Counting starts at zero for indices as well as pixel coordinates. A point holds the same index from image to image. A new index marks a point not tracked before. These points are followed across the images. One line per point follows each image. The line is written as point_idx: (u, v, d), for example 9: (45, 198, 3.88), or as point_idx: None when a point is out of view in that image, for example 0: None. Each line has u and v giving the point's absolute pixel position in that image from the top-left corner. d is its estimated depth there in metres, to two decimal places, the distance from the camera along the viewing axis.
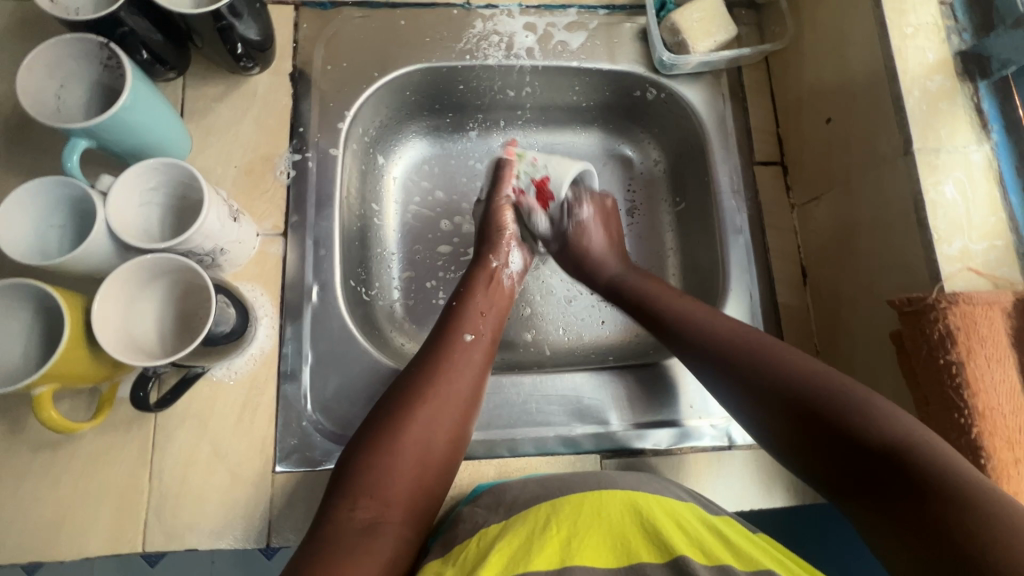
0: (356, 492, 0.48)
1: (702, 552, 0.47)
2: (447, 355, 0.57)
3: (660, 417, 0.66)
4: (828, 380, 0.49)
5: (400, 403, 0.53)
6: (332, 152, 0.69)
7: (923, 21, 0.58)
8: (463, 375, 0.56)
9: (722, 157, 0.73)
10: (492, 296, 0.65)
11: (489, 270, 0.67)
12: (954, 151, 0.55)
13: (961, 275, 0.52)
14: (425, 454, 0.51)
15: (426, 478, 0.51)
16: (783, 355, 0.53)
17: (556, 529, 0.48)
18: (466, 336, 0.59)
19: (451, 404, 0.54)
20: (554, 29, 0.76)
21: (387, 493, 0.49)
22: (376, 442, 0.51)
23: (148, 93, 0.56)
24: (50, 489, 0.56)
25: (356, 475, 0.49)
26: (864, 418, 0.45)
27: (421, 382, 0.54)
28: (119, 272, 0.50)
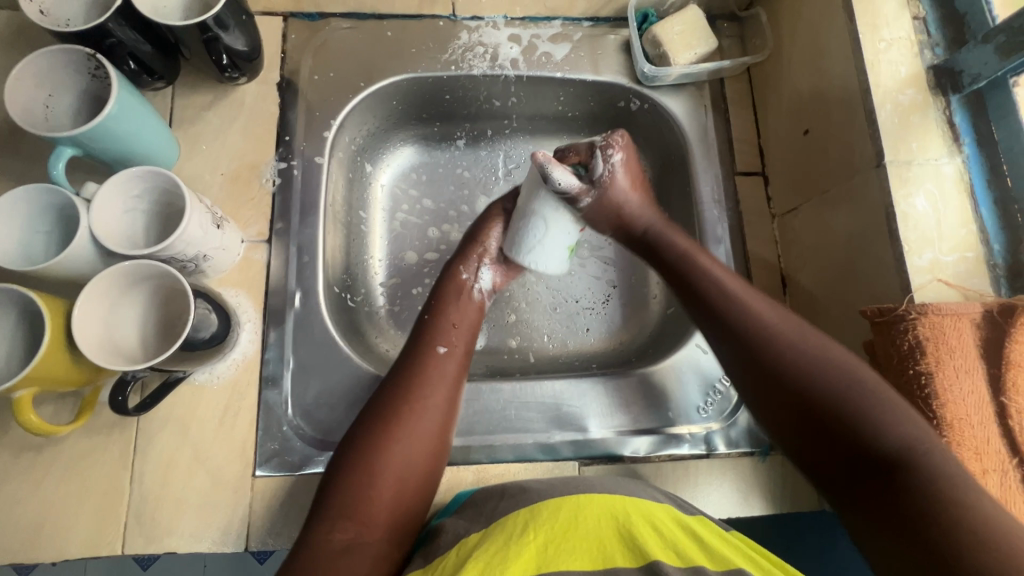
0: (335, 515, 0.49)
1: (675, 553, 0.47)
2: (420, 370, 0.57)
3: (640, 424, 0.66)
4: (845, 368, 0.49)
5: (375, 425, 0.53)
6: (318, 160, 0.70)
7: (896, 36, 0.59)
8: (437, 389, 0.56)
9: (704, 168, 0.74)
10: (468, 307, 0.65)
11: (458, 282, 0.67)
12: (926, 163, 0.55)
13: (931, 286, 0.53)
14: (403, 474, 0.52)
15: (405, 495, 0.52)
16: (796, 339, 0.52)
17: (535, 533, 0.48)
18: (439, 348, 0.60)
19: (426, 421, 0.54)
20: (539, 40, 0.77)
21: (366, 514, 0.49)
22: (352, 464, 0.51)
23: (135, 102, 0.57)
24: (33, 490, 0.57)
25: (335, 497, 0.50)
26: (871, 415, 0.46)
27: (392, 401, 0.54)
28: (97, 280, 0.51)
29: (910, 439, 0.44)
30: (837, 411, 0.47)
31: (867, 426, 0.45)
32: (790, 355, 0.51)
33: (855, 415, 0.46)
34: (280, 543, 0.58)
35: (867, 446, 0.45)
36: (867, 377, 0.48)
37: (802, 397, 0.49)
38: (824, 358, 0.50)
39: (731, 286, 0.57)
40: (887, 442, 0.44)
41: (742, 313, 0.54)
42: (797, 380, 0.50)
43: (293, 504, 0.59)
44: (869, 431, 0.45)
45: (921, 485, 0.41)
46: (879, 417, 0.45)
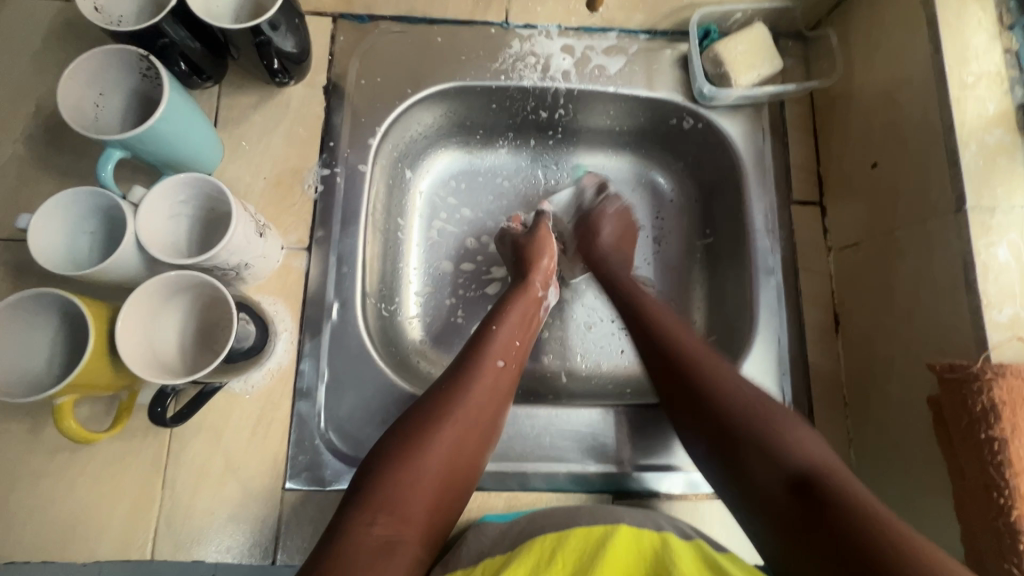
0: (376, 507, 0.46)
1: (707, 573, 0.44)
2: (476, 378, 0.55)
3: (665, 459, 0.64)
4: (766, 399, 0.51)
5: (423, 422, 0.51)
6: (361, 168, 0.69)
7: (986, 70, 0.55)
8: (490, 402, 0.55)
9: (757, 193, 0.72)
10: (528, 321, 0.64)
11: (532, 296, 0.66)
12: (1011, 211, 0.52)
13: (1010, 345, 0.49)
14: (446, 476, 0.50)
15: (444, 498, 0.50)
16: (718, 376, 0.53)
17: (562, 561, 0.45)
18: (497, 362, 0.58)
19: (476, 430, 0.53)
20: (592, 52, 0.74)
21: (406, 512, 0.47)
22: (399, 461, 0.49)
23: (183, 104, 0.56)
24: (66, 490, 0.57)
25: (376, 488, 0.47)
26: (781, 439, 0.47)
27: (443, 405, 0.53)
28: (142, 289, 0.50)
29: (818, 461, 0.45)
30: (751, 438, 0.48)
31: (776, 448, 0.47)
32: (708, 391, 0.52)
33: (768, 439, 0.47)
34: (307, 559, 0.57)
35: (781, 464, 0.46)
36: (775, 407, 0.50)
37: (725, 428, 0.50)
38: (737, 394, 0.51)
39: (669, 334, 0.59)
40: (797, 463, 0.45)
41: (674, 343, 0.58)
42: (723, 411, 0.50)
43: (321, 519, 0.59)
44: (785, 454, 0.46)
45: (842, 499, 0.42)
46: (791, 446, 0.47)
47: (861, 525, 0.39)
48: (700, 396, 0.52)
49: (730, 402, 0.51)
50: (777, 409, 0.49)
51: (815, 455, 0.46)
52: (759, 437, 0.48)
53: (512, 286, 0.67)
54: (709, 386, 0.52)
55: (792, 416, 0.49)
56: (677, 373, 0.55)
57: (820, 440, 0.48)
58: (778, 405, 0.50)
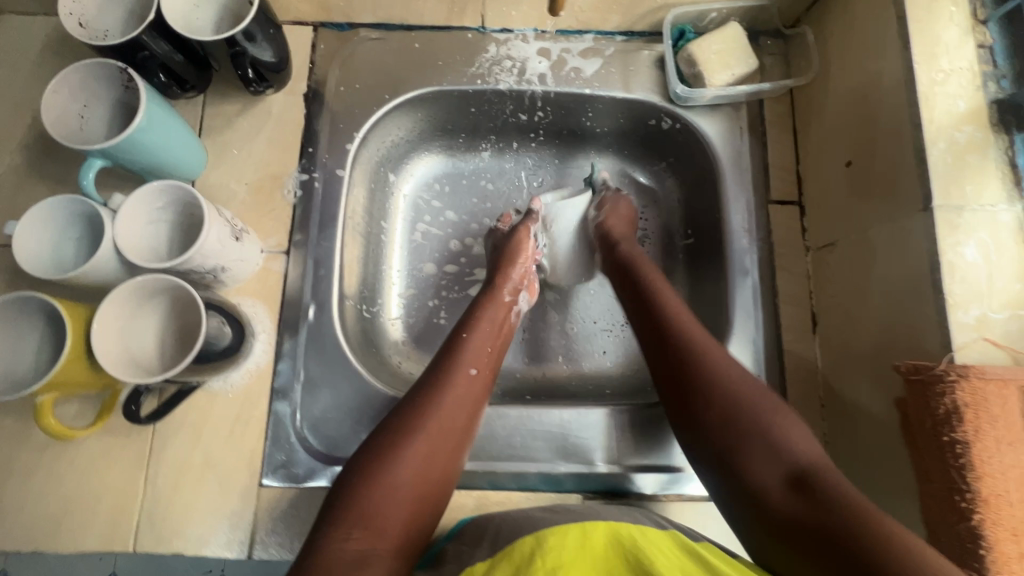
0: (350, 521, 0.47)
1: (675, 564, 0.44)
2: (448, 388, 0.56)
3: (654, 459, 0.64)
4: (758, 390, 0.53)
5: (395, 433, 0.52)
6: (339, 173, 0.70)
7: (957, 66, 0.54)
8: (462, 411, 0.56)
9: (735, 193, 0.71)
10: (499, 329, 0.65)
11: (503, 304, 0.67)
12: (980, 210, 0.51)
13: (975, 346, 0.48)
14: (420, 487, 0.50)
15: (420, 508, 0.50)
16: (723, 362, 0.55)
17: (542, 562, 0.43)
18: (470, 370, 0.58)
19: (449, 439, 0.54)
20: (569, 55, 0.75)
21: (381, 525, 0.47)
22: (372, 474, 0.49)
23: (162, 114, 0.59)
24: (55, 484, 0.60)
25: (350, 503, 0.48)
26: (780, 437, 0.49)
27: (414, 415, 0.53)
28: (116, 292, 0.52)
29: (809, 456, 0.48)
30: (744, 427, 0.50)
31: (776, 444, 0.49)
32: (716, 381, 0.53)
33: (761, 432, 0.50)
34: (281, 554, 0.59)
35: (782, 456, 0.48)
36: (767, 398, 0.52)
37: (722, 418, 0.51)
38: (743, 384, 0.53)
39: (679, 318, 0.59)
40: (797, 457, 0.48)
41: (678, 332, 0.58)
42: (722, 398, 0.52)
43: (295, 515, 0.60)
44: (785, 451, 0.48)
45: (834, 490, 0.45)
46: (787, 443, 0.49)
47: (847, 515, 0.42)
48: (699, 386, 0.54)
49: (730, 389, 0.53)
50: (774, 401, 0.52)
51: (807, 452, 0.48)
52: (760, 430, 0.50)
53: (481, 293, 0.69)
54: (710, 378, 0.54)
55: (787, 412, 0.51)
56: (676, 359, 0.56)
57: (808, 433, 0.50)
58: (772, 398, 0.52)
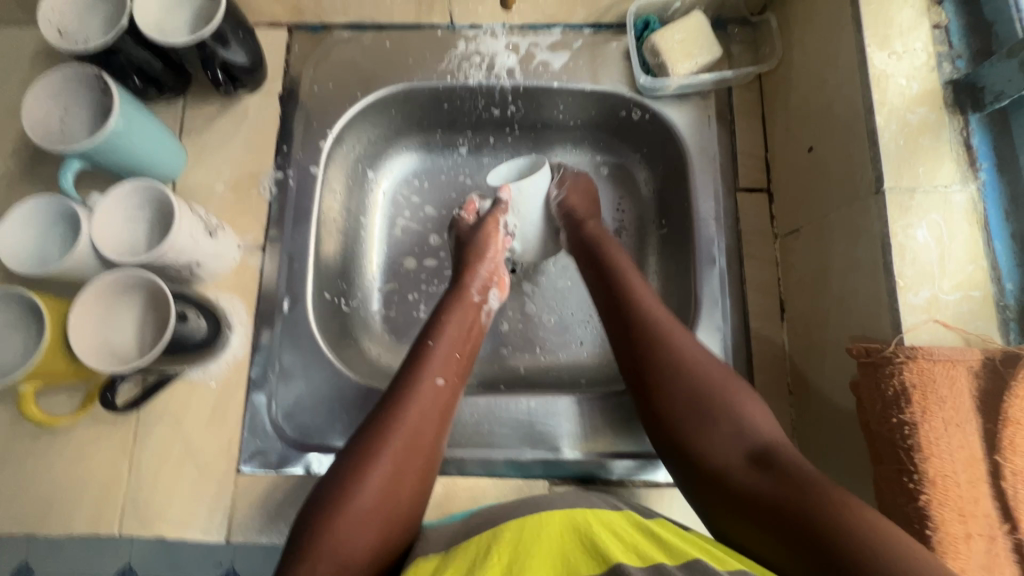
0: (316, 555, 0.46)
1: (635, 552, 0.43)
2: (414, 400, 0.55)
3: (625, 446, 0.65)
4: (719, 374, 0.54)
5: (359, 454, 0.51)
6: (312, 170, 0.72)
7: (911, 48, 0.53)
8: (429, 422, 0.55)
9: (703, 182, 0.71)
10: (466, 333, 0.64)
11: (469, 305, 0.67)
12: (932, 191, 0.50)
13: (925, 327, 0.48)
14: (388, 509, 0.50)
15: (391, 529, 0.49)
16: (688, 344, 0.56)
17: (498, 555, 0.43)
18: (437, 380, 0.57)
19: (416, 454, 0.53)
20: (537, 49, 0.76)
21: (348, 555, 0.47)
22: (336, 502, 0.49)
23: (138, 116, 0.61)
24: (44, 471, 0.63)
25: (315, 534, 0.47)
26: (740, 414, 0.51)
27: (377, 434, 0.52)
28: (92, 286, 0.56)
29: (771, 439, 0.49)
30: (709, 408, 0.51)
31: (736, 422, 0.50)
32: (675, 361, 0.55)
33: (722, 413, 0.51)
34: (257, 537, 0.61)
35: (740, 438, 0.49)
36: (724, 381, 0.53)
37: (685, 402, 0.52)
38: (703, 360, 0.54)
39: (648, 302, 0.60)
40: (758, 437, 0.49)
41: (644, 310, 0.59)
42: (686, 387, 0.53)
43: (271, 501, 0.62)
44: (745, 428, 0.50)
45: (792, 463, 0.46)
46: (747, 422, 0.50)
47: (811, 496, 0.43)
48: (665, 373, 0.54)
49: (696, 375, 0.53)
50: (735, 382, 0.53)
51: (767, 432, 0.50)
52: (719, 406, 0.51)
53: (448, 294, 0.68)
54: (675, 365, 0.54)
55: (749, 392, 0.53)
56: (641, 348, 0.57)
57: (768, 412, 0.52)
58: (731, 381, 0.53)
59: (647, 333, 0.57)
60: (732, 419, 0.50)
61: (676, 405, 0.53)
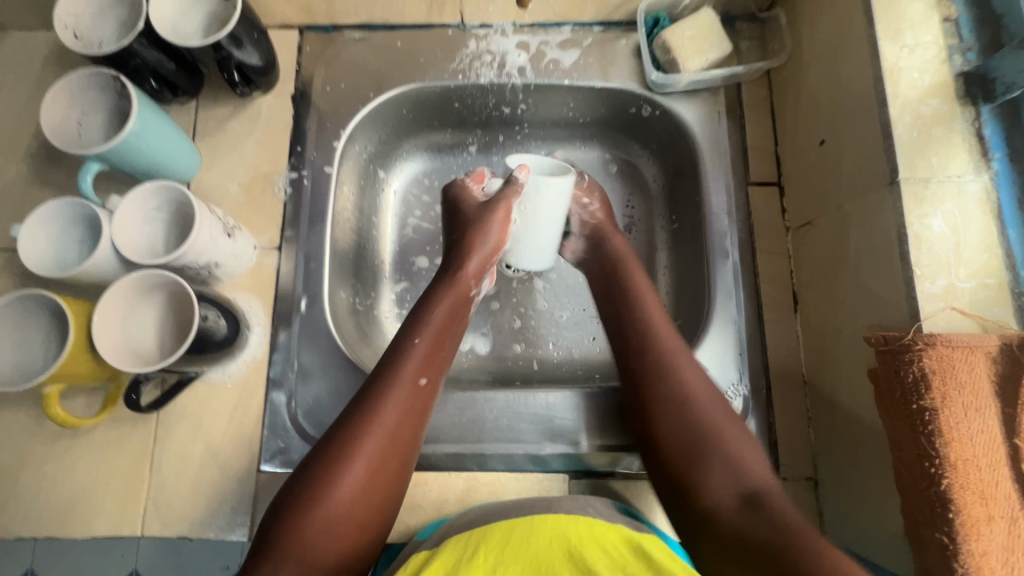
0: (283, 558, 0.47)
1: (620, 571, 0.43)
2: (393, 401, 0.55)
3: (618, 441, 0.65)
4: (717, 411, 0.55)
5: (333, 457, 0.51)
6: (326, 170, 0.73)
7: (922, 41, 0.54)
8: (407, 426, 0.55)
9: (714, 176, 0.72)
10: (454, 322, 0.64)
11: (461, 294, 0.66)
12: (946, 181, 0.51)
13: (943, 315, 0.49)
14: (359, 514, 0.50)
15: (363, 532, 0.51)
16: (695, 374, 0.58)
17: (483, 555, 0.43)
18: (419, 380, 0.57)
19: (393, 457, 0.53)
20: (548, 47, 0.76)
21: (313, 560, 0.47)
22: (306, 507, 0.49)
23: (155, 118, 0.62)
24: (66, 473, 0.63)
25: (282, 537, 0.48)
26: (735, 455, 0.52)
27: (354, 437, 0.52)
28: (116, 287, 0.56)
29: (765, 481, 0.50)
30: (700, 438, 0.53)
31: (732, 466, 0.51)
32: (670, 373, 0.58)
33: (714, 449, 0.52)
34: None
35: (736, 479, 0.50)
36: (717, 417, 0.54)
37: (685, 430, 0.54)
38: (704, 389, 0.56)
39: (654, 318, 0.63)
40: (753, 479, 0.50)
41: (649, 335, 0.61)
42: (682, 415, 0.55)
43: None
44: (741, 473, 0.51)
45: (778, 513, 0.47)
46: (744, 464, 0.51)
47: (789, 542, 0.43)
48: (664, 396, 0.56)
49: (697, 406, 0.55)
50: (733, 421, 0.54)
51: (759, 476, 0.50)
52: (714, 447, 0.52)
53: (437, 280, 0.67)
54: (679, 392, 0.56)
55: (741, 432, 0.54)
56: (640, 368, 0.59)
57: (761, 453, 0.53)
58: (728, 419, 0.54)
59: (648, 360, 0.59)
60: (726, 457, 0.52)
61: (673, 434, 0.54)
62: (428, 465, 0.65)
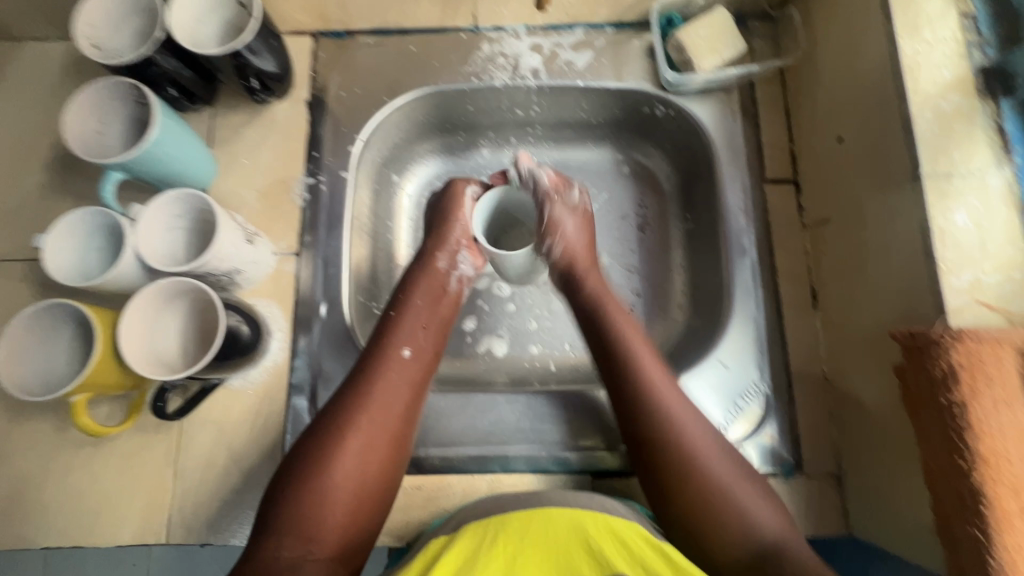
0: (283, 530, 0.49)
1: (638, 565, 0.45)
2: (378, 373, 0.58)
3: (604, 437, 0.66)
4: (701, 442, 0.56)
5: (322, 431, 0.54)
6: (343, 175, 0.73)
7: (940, 37, 0.54)
8: (395, 396, 0.57)
9: (730, 175, 0.72)
10: (435, 300, 0.66)
11: (436, 274, 0.68)
12: (969, 175, 0.51)
13: (969, 309, 0.49)
14: (356, 486, 0.53)
15: (361, 504, 0.53)
16: (674, 398, 0.58)
17: (502, 545, 0.45)
18: (403, 351, 0.60)
19: (383, 429, 0.55)
20: (561, 48, 0.76)
21: (313, 532, 0.50)
22: (302, 480, 0.51)
23: (175, 126, 0.62)
24: (91, 482, 0.63)
25: (280, 512, 0.50)
26: (745, 513, 0.52)
27: (344, 412, 0.55)
28: (140, 295, 0.56)
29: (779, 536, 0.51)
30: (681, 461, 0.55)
31: (741, 520, 0.52)
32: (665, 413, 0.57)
33: (710, 486, 0.54)
34: None
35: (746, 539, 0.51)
36: (696, 443, 0.56)
37: (662, 437, 0.56)
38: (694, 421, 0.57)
39: (629, 339, 0.62)
40: (762, 536, 0.51)
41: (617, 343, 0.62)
42: (660, 437, 0.56)
43: None
44: (750, 530, 0.52)
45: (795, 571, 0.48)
46: (757, 521, 0.52)
47: None
48: (639, 405, 0.58)
49: (674, 426, 0.56)
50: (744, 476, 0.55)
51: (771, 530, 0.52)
52: (719, 500, 0.53)
53: (415, 261, 0.69)
54: (656, 415, 0.57)
55: (749, 483, 0.55)
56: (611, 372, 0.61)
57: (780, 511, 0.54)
58: (716, 450, 0.56)
59: (615, 353, 0.62)
60: (725, 502, 0.53)
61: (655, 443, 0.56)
62: (450, 467, 0.65)
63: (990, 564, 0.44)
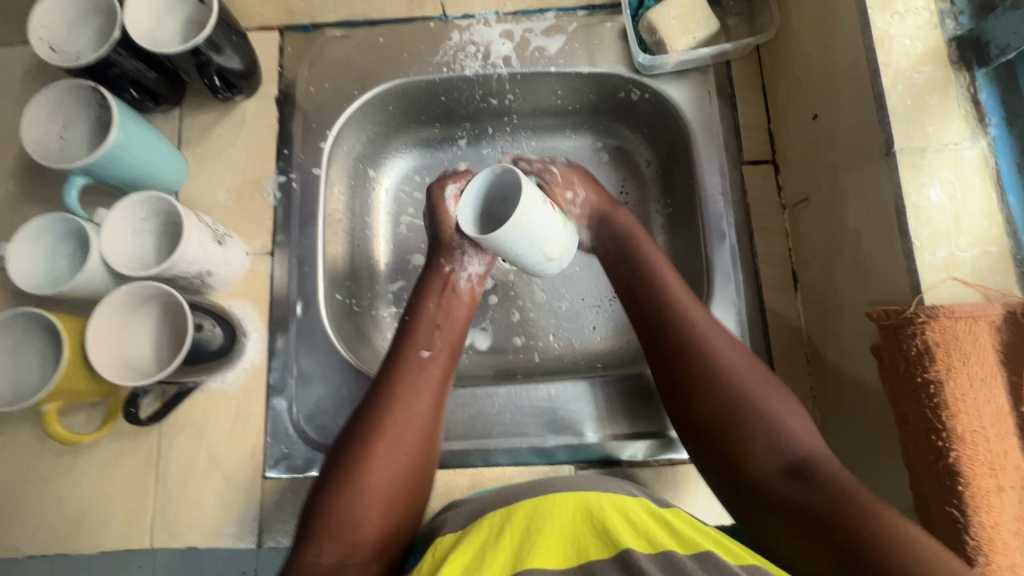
0: (321, 536, 0.49)
1: (647, 539, 0.42)
2: (402, 374, 0.57)
3: (641, 428, 0.65)
4: (745, 374, 0.53)
5: (354, 436, 0.54)
6: (315, 172, 0.72)
7: (913, 6, 0.53)
8: (423, 396, 0.57)
9: (708, 157, 0.71)
10: (449, 304, 0.64)
11: (443, 274, 0.65)
12: (943, 149, 0.50)
13: (944, 286, 0.48)
14: (391, 487, 0.52)
15: (396, 506, 0.52)
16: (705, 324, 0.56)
17: (510, 534, 0.43)
18: (422, 352, 0.60)
19: (412, 429, 0.55)
20: (532, 34, 0.75)
21: (353, 535, 0.49)
22: (337, 485, 0.51)
23: (138, 128, 0.61)
24: (72, 489, 0.63)
25: (319, 517, 0.50)
26: (777, 424, 0.49)
27: (373, 415, 0.54)
28: (109, 299, 0.55)
29: (813, 448, 0.48)
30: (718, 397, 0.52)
31: (773, 433, 0.49)
32: (704, 347, 0.54)
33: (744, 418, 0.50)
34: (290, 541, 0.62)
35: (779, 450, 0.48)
36: (742, 377, 0.52)
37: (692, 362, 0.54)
38: (747, 368, 0.53)
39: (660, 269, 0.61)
40: (796, 448, 0.48)
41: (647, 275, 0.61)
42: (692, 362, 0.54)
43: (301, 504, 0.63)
44: (781, 441, 0.48)
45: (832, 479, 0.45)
46: (788, 435, 0.49)
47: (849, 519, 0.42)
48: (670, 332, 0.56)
49: (712, 361, 0.54)
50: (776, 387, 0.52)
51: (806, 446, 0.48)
52: (752, 416, 0.50)
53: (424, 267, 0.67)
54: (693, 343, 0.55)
55: (788, 401, 0.51)
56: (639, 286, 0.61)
57: (813, 426, 0.50)
58: (762, 376, 0.53)
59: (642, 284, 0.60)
60: (757, 423, 0.50)
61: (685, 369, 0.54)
62: None
63: (970, 543, 0.43)
